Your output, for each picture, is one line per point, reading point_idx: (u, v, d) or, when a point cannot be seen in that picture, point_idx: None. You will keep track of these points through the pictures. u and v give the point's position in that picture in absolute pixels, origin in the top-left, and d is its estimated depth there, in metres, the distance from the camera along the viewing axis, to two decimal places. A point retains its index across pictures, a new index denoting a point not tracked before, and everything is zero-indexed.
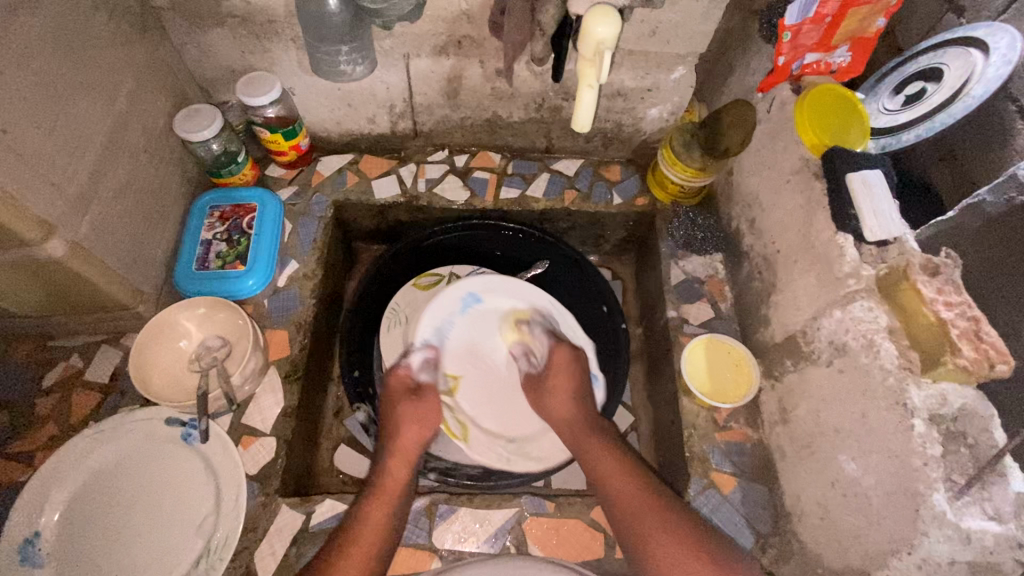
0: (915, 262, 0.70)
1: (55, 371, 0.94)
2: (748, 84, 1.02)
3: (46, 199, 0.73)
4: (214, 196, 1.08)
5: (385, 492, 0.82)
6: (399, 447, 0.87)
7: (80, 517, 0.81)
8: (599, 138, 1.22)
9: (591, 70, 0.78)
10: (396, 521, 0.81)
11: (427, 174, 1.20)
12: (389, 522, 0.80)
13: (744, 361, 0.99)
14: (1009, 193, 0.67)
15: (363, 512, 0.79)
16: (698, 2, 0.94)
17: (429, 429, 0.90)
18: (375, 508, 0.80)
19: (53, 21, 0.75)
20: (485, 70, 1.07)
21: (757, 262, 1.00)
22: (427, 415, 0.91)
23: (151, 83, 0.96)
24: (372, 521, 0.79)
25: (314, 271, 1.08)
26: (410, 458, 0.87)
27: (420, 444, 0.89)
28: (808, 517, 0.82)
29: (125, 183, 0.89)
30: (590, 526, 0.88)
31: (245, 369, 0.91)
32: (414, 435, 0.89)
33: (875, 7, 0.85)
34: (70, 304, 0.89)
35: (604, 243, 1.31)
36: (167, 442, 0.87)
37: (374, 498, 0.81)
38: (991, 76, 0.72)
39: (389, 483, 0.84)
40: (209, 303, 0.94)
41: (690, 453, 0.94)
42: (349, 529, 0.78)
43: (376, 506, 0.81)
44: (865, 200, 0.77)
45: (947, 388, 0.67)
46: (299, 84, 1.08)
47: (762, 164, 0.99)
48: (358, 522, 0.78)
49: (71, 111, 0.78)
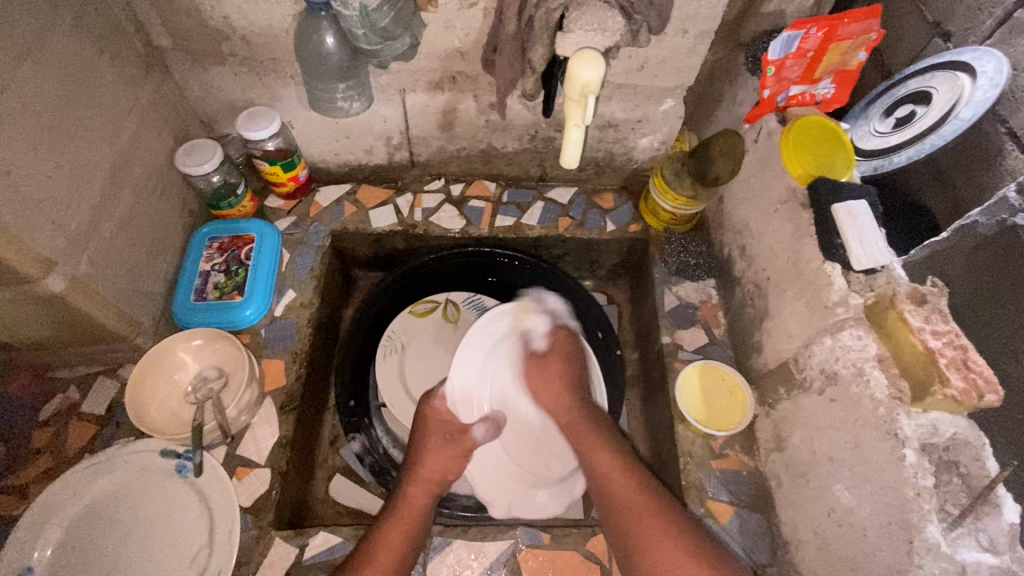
0: (902, 290, 0.71)
1: (53, 403, 0.94)
2: (736, 115, 1.05)
3: (47, 236, 0.75)
4: (214, 227, 1.10)
5: (406, 515, 0.83)
6: (421, 476, 0.89)
7: (73, 552, 0.80)
8: (592, 167, 1.24)
9: (577, 111, 0.81)
10: (412, 544, 0.80)
11: (424, 204, 1.22)
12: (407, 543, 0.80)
13: (738, 388, 1.00)
14: (1000, 215, 0.68)
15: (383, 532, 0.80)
16: (684, 38, 0.97)
17: (451, 470, 0.91)
18: (395, 528, 0.81)
19: (60, 65, 0.78)
20: (479, 103, 1.10)
21: (749, 288, 1.01)
22: (451, 456, 0.91)
23: (154, 120, 0.98)
24: (388, 541, 0.79)
25: (311, 300, 1.09)
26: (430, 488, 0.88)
27: (443, 478, 0.90)
28: (805, 547, 0.82)
29: (126, 217, 0.91)
30: (585, 557, 0.88)
31: (240, 401, 0.91)
32: (442, 469, 0.90)
33: (855, 42, 0.88)
34: (70, 337, 0.90)
35: (599, 268, 1.32)
36: (162, 474, 0.87)
37: (397, 519, 0.82)
38: (979, 99, 0.73)
39: (410, 510, 0.84)
40: (205, 334, 0.95)
41: (686, 481, 0.93)
42: (369, 548, 0.78)
43: (393, 528, 0.81)
44: (850, 228, 0.78)
45: (938, 417, 0.67)
46: (298, 118, 1.11)
47: (751, 192, 1.01)
48: (377, 542, 0.79)
49: (75, 150, 0.80)
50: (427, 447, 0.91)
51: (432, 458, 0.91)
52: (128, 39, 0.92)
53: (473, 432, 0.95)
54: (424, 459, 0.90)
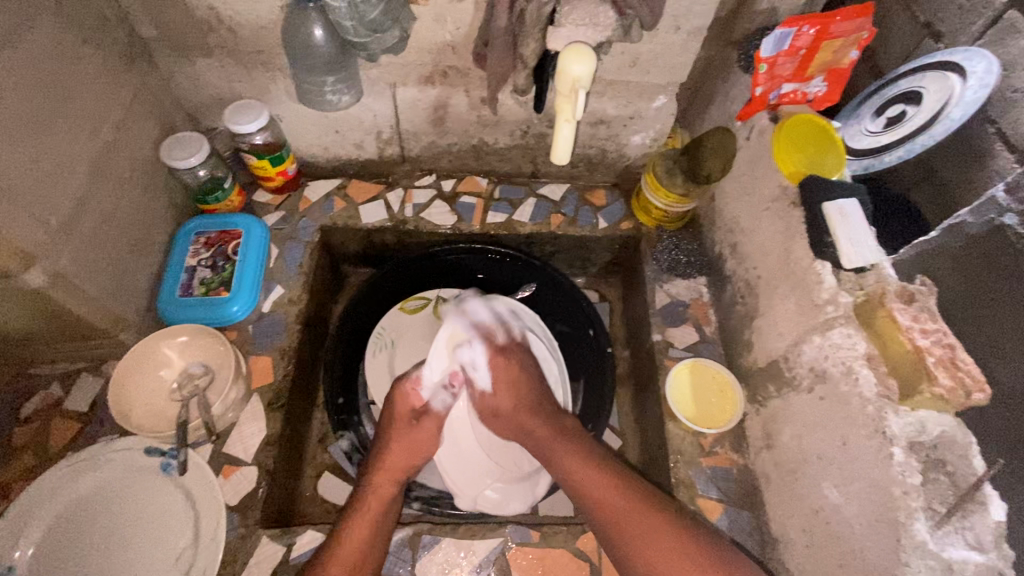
0: (891, 289, 0.71)
1: (34, 401, 0.93)
2: (728, 112, 1.04)
3: (28, 230, 0.74)
4: (200, 222, 1.08)
5: (372, 508, 0.83)
6: (387, 469, 0.89)
7: (55, 552, 0.79)
8: (585, 163, 1.24)
9: (567, 105, 0.79)
10: (379, 537, 0.80)
11: (415, 200, 1.21)
12: (375, 539, 0.80)
13: (728, 386, 1.00)
14: (989, 214, 0.69)
15: (347, 529, 0.79)
16: (677, 34, 0.97)
17: (419, 457, 0.92)
18: (358, 523, 0.80)
19: (41, 54, 0.76)
20: (471, 98, 1.09)
21: (740, 286, 1.01)
22: (418, 445, 0.93)
23: (139, 112, 0.97)
24: (352, 535, 0.79)
25: (300, 296, 1.07)
26: (396, 479, 0.88)
27: (407, 469, 0.91)
28: (794, 544, 0.82)
29: (109, 211, 0.89)
30: (575, 554, 0.87)
31: (226, 399, 0.90)
32: (404, 461, 0.91)
33: (847, 40, 0.87)
34: (52, 333, 0.88)
35: (590, 265, 1.31)
36: (146, 473, 0.86)
37: (360, 512, 0.82)
38: (969, 99, 0.73)
39: (373, 498, 0.85)
40: (191, 331, 0.94)
41: (676, 479, 0.93)
42: (332, 547, 0.78)
43: (358, 522, 0.80)
44: (841, 227, 0.77)
45: (925, 415, 0.68)
46: (287, 111, 1.10)
47: (743, 190, 1.01)
48: (341, 539, 0.78)
49: (57, 141, 0.79)
50: (391, 441, 0.92)
51: (397, 452, 0.91)
52: (111, 30, 0.90)
53: (433, 406, 0.96)
54: (389, 451, 0.91)
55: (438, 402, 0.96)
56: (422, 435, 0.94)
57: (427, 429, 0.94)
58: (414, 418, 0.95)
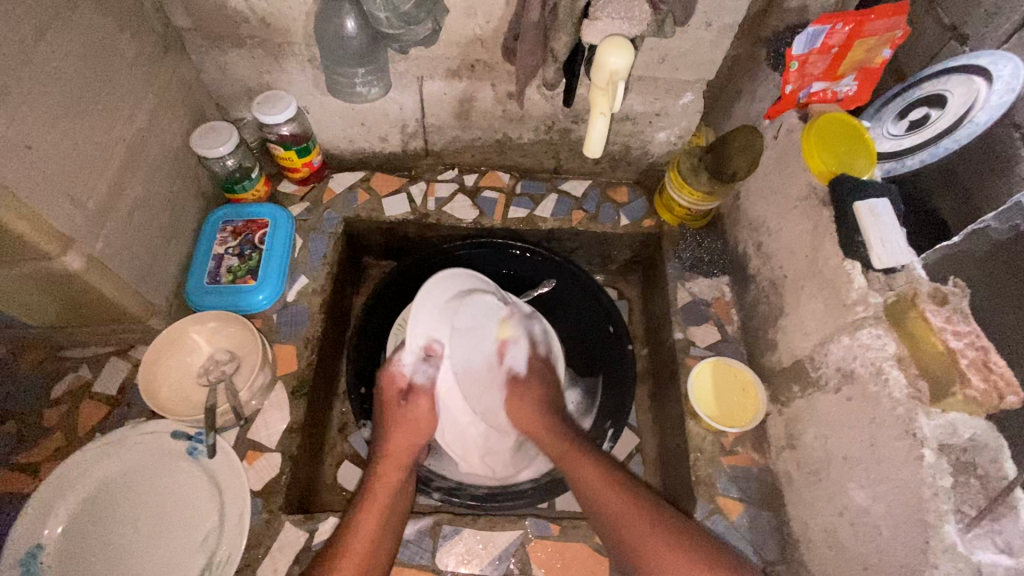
0: (923, 290, 0.70)
1: (65, 382, 0.95)
2: (755, 110, 1.04)
3: (67, 214, 0.75)
4: (227, 211, 1.10)
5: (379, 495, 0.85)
6: (389, 455, 0.90)
7: (84, 530, 0.81)
8: (608, 160, 1.24)
9: (603, 100, 0.81)
10: (385, 536, 0.81)
11: (437, 193, 1.22)
12: (383, 524, 0.82)
13: (751, 386, 0.99)
14: (1014, 219, 0.67)
15: (357, 520, 0.81)
16: (707, 31, 0.97)
17: (420, 436, 0.92)
18: (370, 511, 0.82)
19: (82, 41, 0.78)
20: (497, 92, 1.09)
21: (764, 286, 1.01)
22: (416, 423, 0.92)
23: (172, 101, 0.98)
24: (368, 513, 0.82)
25: (324, 287, 1.08)
26: (402, 463, 0.90)
27: (411, 451, 0.91)
28: (815, 544, 0.82)
29: (141, 198, 0.91)
30: (594, 548, 0.88)
31: (253, 385, 0.92)
32: (407, 444, 0.91)
33: (881, 39, 0.86)
34: (82, 316, 0.90)
35: (611, 262, 1.31)
36: (173, 455, 0.87)
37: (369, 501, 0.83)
38: (994, 103, 0.72)
39: (381, 485, 0.86)
40: (219, 317, 0.95)
41: (696, 476, 0.93)
42: (345, 530, 0.80)
43: (373, 504, 0.83)
44: (872, 228, 0.76)
45: (957, 417, 0.66)
46: (314, 103, 1.11)
47: (770, 189, 1.00)
48: (353, 523, 0.80)
49: (95, 127, 0.80)
50: (389, 423, 0.92)
51: (397, 435, 0.91)
52: (147, 19, 0.91)
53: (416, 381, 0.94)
54: (391, 435, 0.91)
55: (420, 375, 0.95)
56: (415, 414, 0.92)
57: (419, 407, 0.93)
58: (404, 396, 0.94)
